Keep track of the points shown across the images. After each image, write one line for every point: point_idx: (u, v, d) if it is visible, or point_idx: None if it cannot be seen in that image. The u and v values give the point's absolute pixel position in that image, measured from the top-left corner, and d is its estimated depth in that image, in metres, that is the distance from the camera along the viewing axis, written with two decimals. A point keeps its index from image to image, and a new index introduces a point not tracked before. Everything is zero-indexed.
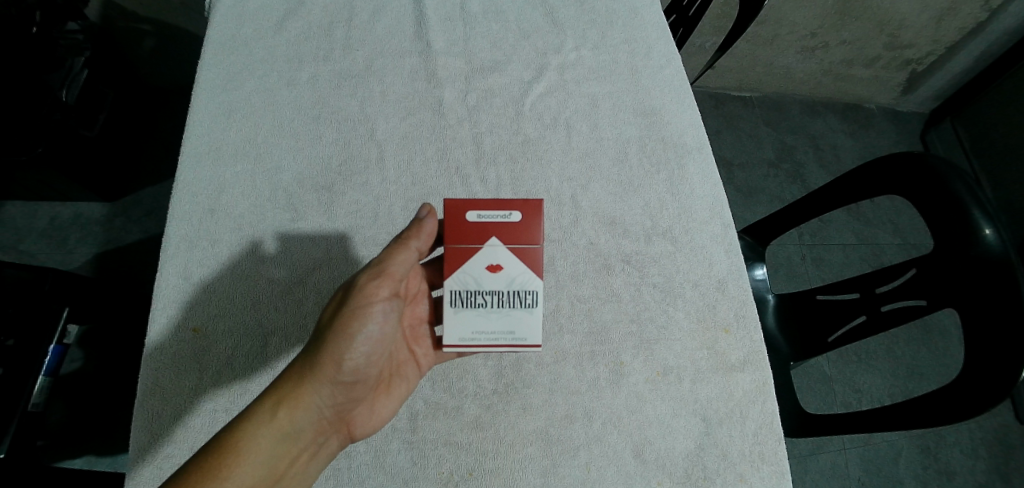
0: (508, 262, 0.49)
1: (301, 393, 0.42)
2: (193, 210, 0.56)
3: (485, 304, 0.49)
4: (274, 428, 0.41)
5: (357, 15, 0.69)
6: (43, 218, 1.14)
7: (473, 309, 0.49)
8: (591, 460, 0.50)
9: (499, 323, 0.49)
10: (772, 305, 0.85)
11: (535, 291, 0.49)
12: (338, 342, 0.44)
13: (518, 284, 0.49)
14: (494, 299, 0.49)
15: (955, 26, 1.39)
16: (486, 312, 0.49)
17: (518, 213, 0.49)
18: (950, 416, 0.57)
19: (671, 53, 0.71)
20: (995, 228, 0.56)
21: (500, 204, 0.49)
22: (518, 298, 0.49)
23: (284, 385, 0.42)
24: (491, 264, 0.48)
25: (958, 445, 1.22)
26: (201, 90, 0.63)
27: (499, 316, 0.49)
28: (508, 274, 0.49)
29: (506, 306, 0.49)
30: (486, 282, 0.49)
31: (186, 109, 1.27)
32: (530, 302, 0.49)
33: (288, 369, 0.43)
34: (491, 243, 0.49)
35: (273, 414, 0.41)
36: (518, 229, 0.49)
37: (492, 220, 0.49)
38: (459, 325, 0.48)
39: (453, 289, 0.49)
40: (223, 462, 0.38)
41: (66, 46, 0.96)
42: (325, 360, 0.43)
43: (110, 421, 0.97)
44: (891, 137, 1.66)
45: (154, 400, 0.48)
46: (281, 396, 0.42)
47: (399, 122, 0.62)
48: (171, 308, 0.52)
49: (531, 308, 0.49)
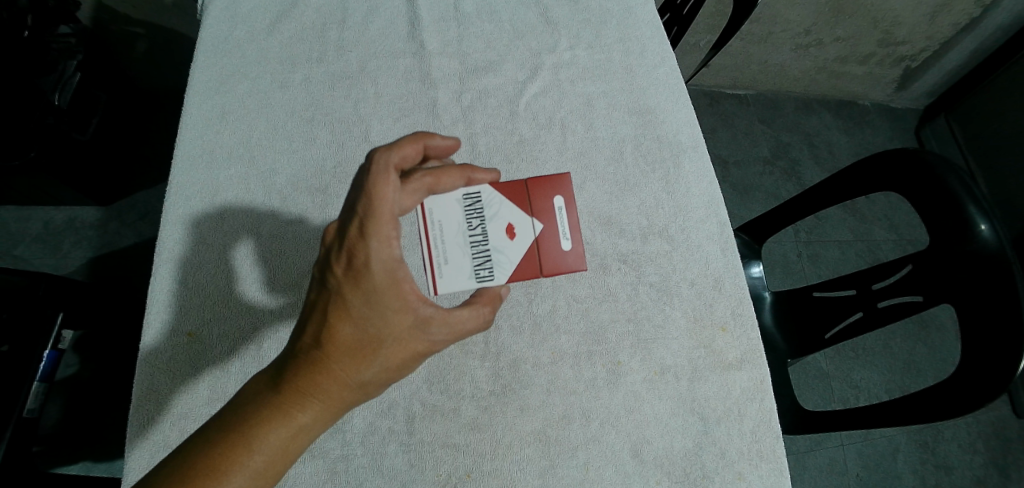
0: (516, 246, 0.49)
1: (334, 416, 0.37)
2: (186, 213, 0.56)
3: (471, 231, 0.48)
4: (299, 449, 0.36)
5: (350, 16, 0.69)
6: (37, 223, 1.13)
7: (466, 221, 0.48)
8: (589, 460, 0.50)
9: (452, 245, 0.48)
10: (769, 302, 0.85)
11: (490, 277, 0.48)
12: (386, 372, 0.38)
13: (497, 263, 0.48)
14: (477, 239, 0.48)
15: (949, 22, 1.39)
16: (464, 231, 0.48)
17: (569, 244, 0.51)
18: (945, 412, 0.57)
19: (666, 51, 0.71)
20: (991, 223, 0.56)
21: (575, 230, 0.52)
22: (482, 264, 0.48)
23: (334, 397, 0.36)
24: (512, 229, 0.49)
25: (956, 440, 1.23)
26: (194, 93, 0.62)
27: (461, 247, 0.48)
28: (503, 246, 0.49)
29: (472, 253, 0.48)
30: (495, 227, 0.49)
31: (178, 111, 1.28)
32: (479, 275, 0.48)
33: (316, 381, 0.36)
34: (535, 224, 0.50)
35: (299, 438, 0.36)
36: (556, 251, 0.51)
37: (558, 219, 0.51)
38: (446, 207, 0.48)
39: (480, 200, 0.49)
40: (265, 468, 0.34)
41: (59, 50, 0.94)
42: (370, 380, 0.37)
43: (107, 425, 0.96)
44: (884, 134, 1.67)
45: (149, 404, 0.48)
46: (310, 421, 0.35)
47: (393, 123, 0.62)
48: (165, 313, 0.51)
49: (473, 278, 0.48)
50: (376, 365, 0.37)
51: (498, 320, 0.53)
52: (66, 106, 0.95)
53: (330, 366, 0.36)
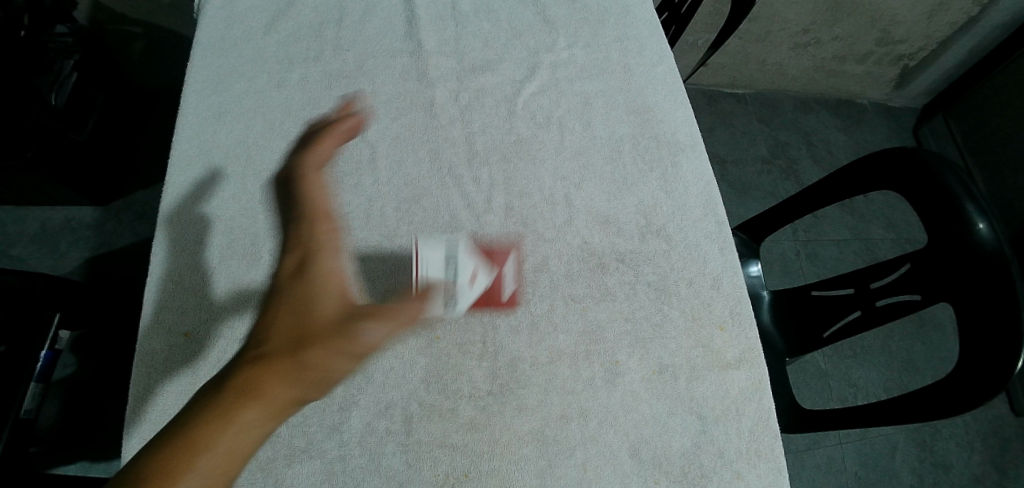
0: (476, 290, 0.51)
1: (274, 408, 0.32)
2: (182, 212, 0.55)
3: (450, 268, 0.50)
4: (239, 464, 0.30)
5: (348, 16, 0.69)
6: (33, 224, 1.12)
7: (447, 259, 0.51)
8: (588, 460, 0.49)
9: (434, 277, 0.50)
10: (767, 302, 0.85)
11: (452, 309, 0.51)
12: (335, 365, 0.34)
13: (461, 299, 0.51)
14: (452, 277, 0.50)
15: (946, 22, 1.39)
16: (444, 267, 0.50)
17: (513, 292, 0.54)
18: (946, 410, 0.56)
19: (663, 51, 0.71)
20: (989, 222, 0.56)
21: (519, 281, 0.55)
22: (449, 297, 0.50)
23: (276, 385, 0.32)
24: (477, 275, 0.52)
25: (954, 438, 1.23)
26: (191, 92, 0.62)
27: (441, 279, 0.50)
28: (469, 287, 0.51)
29: (447, 287, 0.50)
30: (465, 270, 0.51)
31: (175, 111, 1.28)
32: (446, 305, 0.50)
33: (258, 373, 0.32)
34: (493, 273, 0.53)
35: (231, 437, 0.29)
36: (500, 296, 0.54)
37: (511, 272, 0.55)
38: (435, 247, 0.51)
39: (459, 245, 0.52)
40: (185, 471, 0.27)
41: (55, 50, 0.94)
42: (314, 365, 0.33)
43: (105, 425, 0.96)
44: (882, 133, 1.68)
45: (143, 405, 0.46)
46: (247, 411, 0.30)
47: (390, 122, 0.62)
48: (162, 312, 0.50)
49: (444, 306, 0.50)
50: (324, 355, 0.34)
51: (496, 319, 0.53)
52: (63, 105, 0.95)
53: (272, 356, 0.33)
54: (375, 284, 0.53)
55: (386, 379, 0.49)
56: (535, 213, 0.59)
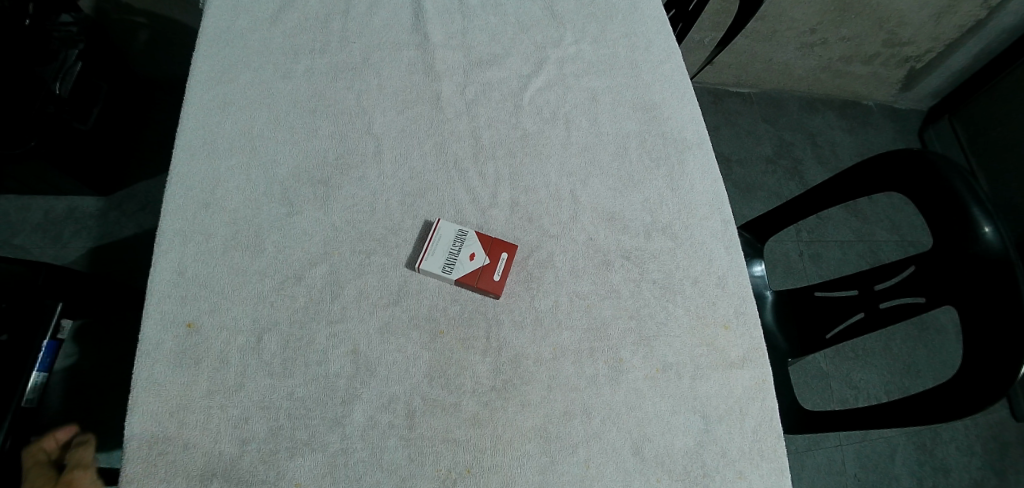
0: (464, 268, 0.53)
1: None
2: (187, 203, 0.54)
3: (455, 247, 0.54)
4: None
5: (354, 7, 0.68)
6: (36, 213, 1.12)
7: (454, 240, 0.54)
8: (590, 457, 0.49)
9: (438, 249, 0.54)
10: (771, 302, 0.85)
11: (432, 272, 0.53)
12: None
13: (446, 271, 0.53)
14: (452, 253, 0.54)
15: (954, 24, 1.39)
16: (450, 246, 0.54)
17: (496, 278, 0.53)
18: (948, 414, 0.56)
19: (671, 47, 0.71)
20: (994, 225, 0.56)
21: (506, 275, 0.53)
22: (438, 264, 0.53)
23: None
24: (472, 258, 0.54)
25: (954, 441, 1.23)
26: (195, 81, 0.61)
27: (443, 252, 0.54)
28: (460, 263, 0.53)
29: (442, 257, 0.53)
30: (465, 252, 0.54)
31: (178, 102, 1.28)
32: (430, 269, 0.53)
33: None
34: (484, 259, 0.54)
35: None
36: (482, 277, 0.53)
37: (500, 265, 0.54)
38: (449, 230, 0.55)
39: (469, 235, 0.55)
40: None
41: (60, 39, 0.95)
42: None
43: (107, 414, 0.96)
44: (888, 135, 1.67)
45: (145, 396, 0.46)
46: None
47: (396, 115, 0.62)
48: (166, 302, 0.50)
49: (427, 268, 0.53)
50: None
51: (500, 314, 0.53)
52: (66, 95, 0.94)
53: None
54: (380, 279, 0.53)
55: (389, 373, 0.49)
56: (540, 209, 0.58)
